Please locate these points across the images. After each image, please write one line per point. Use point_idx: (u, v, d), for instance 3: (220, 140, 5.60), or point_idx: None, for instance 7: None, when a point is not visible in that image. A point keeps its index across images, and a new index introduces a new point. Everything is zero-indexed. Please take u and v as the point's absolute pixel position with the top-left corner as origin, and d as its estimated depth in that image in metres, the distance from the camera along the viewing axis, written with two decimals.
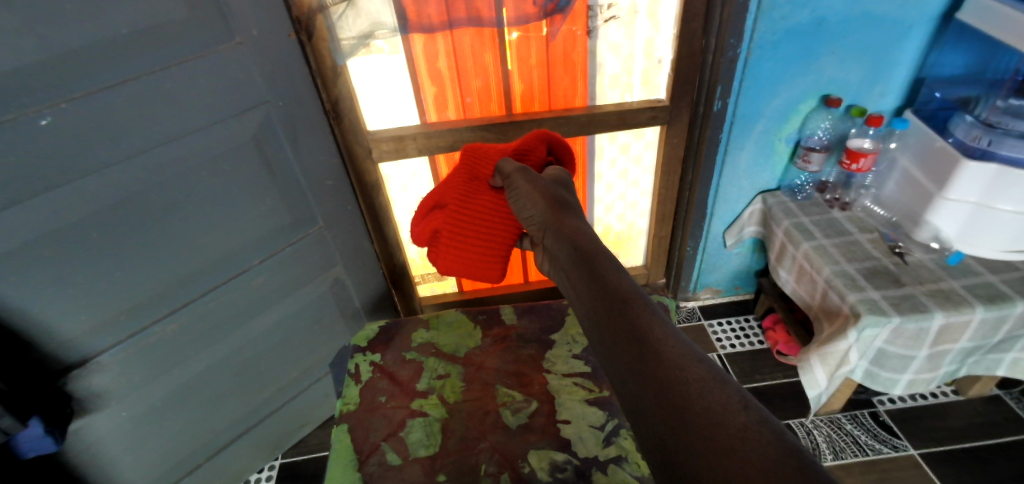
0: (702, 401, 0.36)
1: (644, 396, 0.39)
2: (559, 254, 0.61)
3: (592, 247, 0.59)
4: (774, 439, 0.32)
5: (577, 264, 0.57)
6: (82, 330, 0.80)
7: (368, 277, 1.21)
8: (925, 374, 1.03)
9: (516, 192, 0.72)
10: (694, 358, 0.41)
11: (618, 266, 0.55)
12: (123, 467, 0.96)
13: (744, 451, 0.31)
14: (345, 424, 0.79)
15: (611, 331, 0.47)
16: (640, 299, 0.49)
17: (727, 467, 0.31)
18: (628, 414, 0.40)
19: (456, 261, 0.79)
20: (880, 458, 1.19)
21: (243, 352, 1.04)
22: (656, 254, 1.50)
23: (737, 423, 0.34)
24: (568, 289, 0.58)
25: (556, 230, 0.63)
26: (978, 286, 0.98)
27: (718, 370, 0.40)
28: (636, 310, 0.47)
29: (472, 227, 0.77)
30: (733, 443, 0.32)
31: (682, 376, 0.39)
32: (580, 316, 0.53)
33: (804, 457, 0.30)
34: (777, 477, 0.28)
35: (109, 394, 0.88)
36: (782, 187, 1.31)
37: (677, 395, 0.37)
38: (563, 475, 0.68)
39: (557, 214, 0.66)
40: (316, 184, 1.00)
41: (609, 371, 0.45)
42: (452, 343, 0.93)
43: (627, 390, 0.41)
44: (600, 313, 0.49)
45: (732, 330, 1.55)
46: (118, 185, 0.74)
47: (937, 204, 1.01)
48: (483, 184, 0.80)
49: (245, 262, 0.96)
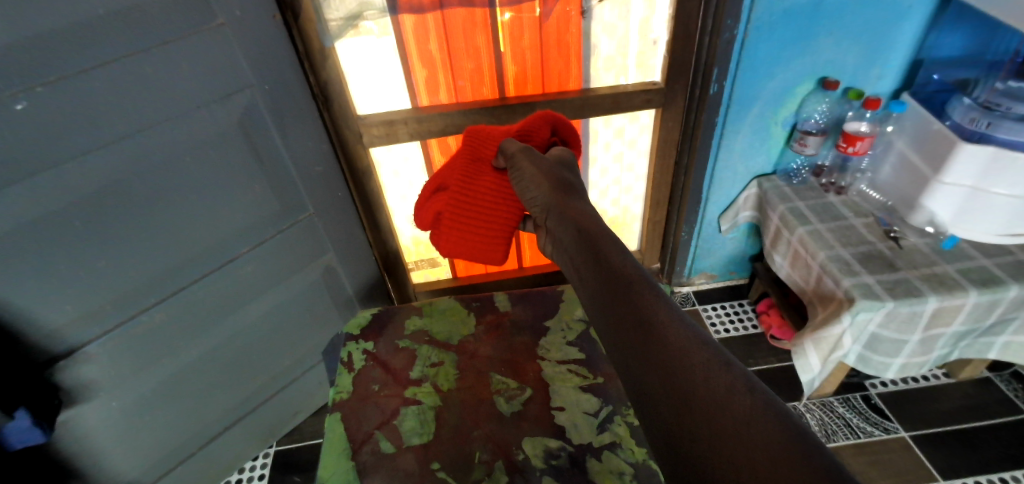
0: (707, 385, 0.36)
1: (649, 380, 0.38)
2: (563, 236, 0.60)
3: (596, 228, 0.58)
4: (780, 423, 0.31)
5: (581, 246, 0.56)
6: (67, 320, 0.78)
7: (360, 265, 1.20)
8: (917, 358, 1.04)
9: (521, 174, 0.70)
10: (698, 341, 0.40)
11: (622, 248, 0.54)
12: (114, 458, 0.96)
13: (749, 437, 0.31)
14: (338, 412, 0.78)
15: (616, 315, 0.46)
16: (644, 281, 0.48)
17: (731, 452, 0.30)
18: (632, 399, 0.40)
19: (458, 243, 0.77)
20: (871, 440, 1.21)
21: (233, 341, 1.03)
22: (650, 240, 1.49)
23: (742, 407, 0.33)
24: (573, 272, 0.57)
25: (559, 212, 0.62)
26: (970, 270, 0.98)
27: (722, 353, 0.39)
28: (640, 293, 0.47)
29: (472, 212, 0.76)
30: (737, 428, 0.32)
31: (687, 359, 0.38)
32: (585, 300, 0.52)
33: (810, 442, 0.30)
34: (782, 465, 0.28)
35: (97, 386, 0.87)
36: (778, 172, 1.31)
37: (682, 379, 0.37)
38: (557, 463, 0.68)
39: (561, 196, 0.64)
40: (305, 170, 0.98)
41: (613, 355, 0.44)
42: (446, 331, 0.92)
43: (632, 375, 0.40)
44: (605, 296, 0.49)
45: (726, 315, 1.55)
46: (98, 173, 0.72)
47: (932, 188, 1.00)
48: (485, 165, 0.77)
49: (235, 250, 0.94)
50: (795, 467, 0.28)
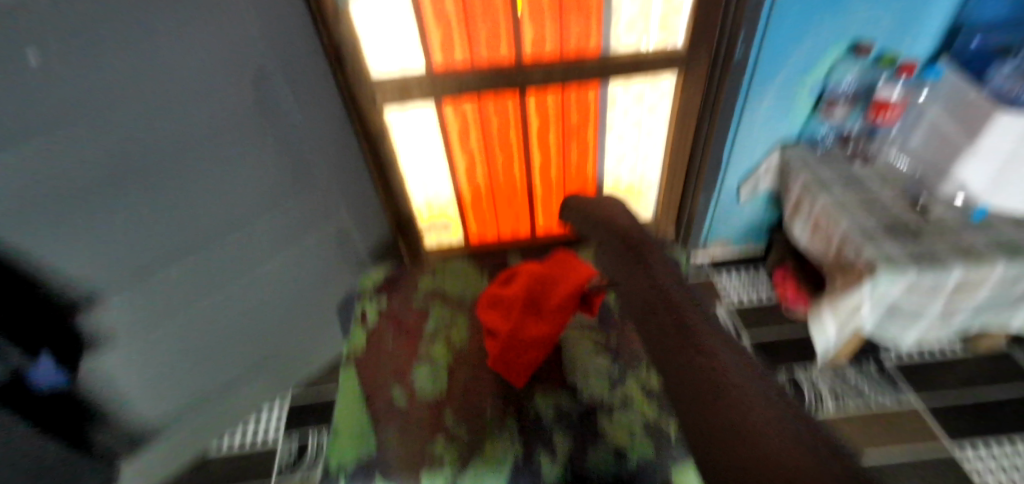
0: (748, 414, 0.44)
1: (693, 399, 0.47)
2: (611, 248, 0.70)
3: (644, 246, 0.68)
4: (810, 454, 0.39)
5: (629, 260, 0.66)
6: (88, 272, 0.79)
7: (373, 225, 1.20)
8: (936, 330, 1.04)
9: (576, 210, 0.82)
10: (740, 372, 0.49)
11: (671, 275, 0.64)
12: (136, 405, 0.99)
13: (780, 459, 0.39)
14: (351, 367, 0.81)
15: (661, 325, 0.56)
16: (687, 307, 0.58)
17: (760, 468, 0.39)
18: (670, 398, 0.50)
19: (524, 289, 0.79)
20: (884, 410, 1.21)
21: (249, 296, 1.05)
22: (665, 206, 1.47)
23: (774, 433, 0.42)
24: (620, 288, 0.66)
25: (610, 228, 0.73)
26: (998, 242, 0.95)
27: (761, 387, 0.48)
28: (686, 320, 0.56)
29: (548, 273, 0.82)
30: (768, 450, 0.40)
31: (728, 386, 0.47)
32: (631, 316, 0.61)
33: (830, 466, 0.38)
34: (807, 480, 0.37)
35: (120, 336, 0.89)
36: (801, 140, 1.26)
37: (722, 403, 0.46)
38: (570, 419, 0.70)
39: (613, 220, 0.74)
40: (312, 128, 0.97)
41: (655, 358, 0.54)
42: (458, 288, 0.93)
43: (674, 392, 0.50)
44: (651, 308, 0.58)
45: (739, 284, 1.54)
46: (116, 125, 0.71)
47: (963, 159, 0.97)
48: (555, 275, 0.81)
49: (249, 207, 0.95)
50: (817, 481, 0.36)
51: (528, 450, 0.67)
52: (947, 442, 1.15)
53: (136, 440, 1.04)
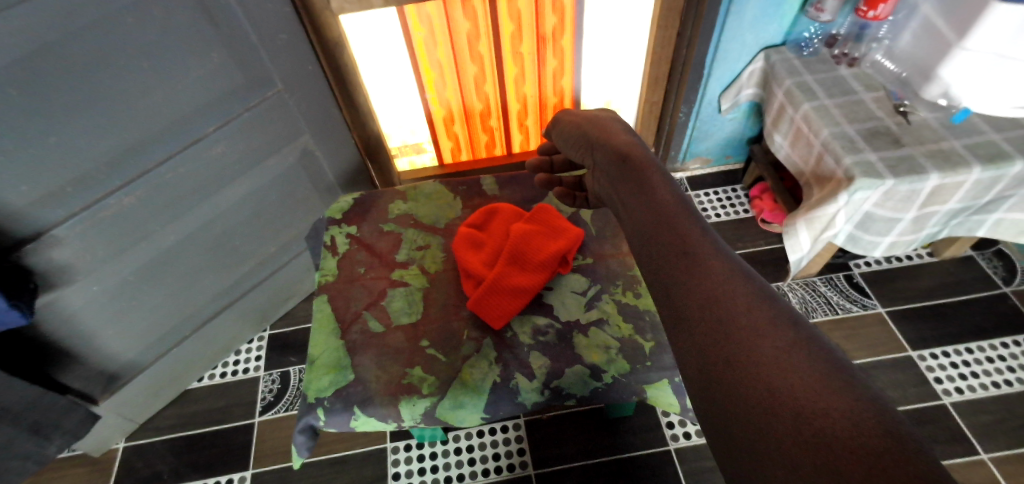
0: (750, 314, 0.41)
1: (689, 307, 0.43)
2: (606, 166, 0.64)
3: (640, 158, 0.62)
4: (820, 354, 0.37)
5: (624, 177, 0.60)
6: (26, 201, 0.73)
7: (339, 149, 1.12)
8: (908, 236, 1.05)
9: (565, 128, 0.76)
10: (742, 275, 0.45)
11: (666, 177, 0.58)
12: (108, 339, 0.97)
13: (790, 364, 0.36)
14: (325, 294, 0.79)
15: (656, 243, 0.50)
16: (685, 211, 0.52)
17: (770, 377, 0.36)
18: (667, 321, 0.45)
19: (517, 240, 0.75)
20: (848, 316, 1.29)
21: (214, 226, 1.00)
22: (645, 123, 1.39)
23: (786, 337, 0.38)
24: (615, 205, 0.61)
25: (603, 144, 0.66)
26: (979, 145, 0.93)
27: (764, 287, 0.44)
28: (683, 224, 0.51)
29: (536, 227, 0.78)
30: (778, 355, 0.37)
31: (730, 289, 0.43)
32: (626, 228, 0.56)
33: (845, 370, 0.35)
34: (820, 385, 0.34)
35: (78, 271, 0.84)
36: (788, 43, 1.19)
37: (725, 308, 0.42)
38: (545, 338, 0.72)
39: (606, 133, 0.69)
40: (267, 38, 0.85)
41: (651, 280, 0.49)
42: (431, 214, 0.90)
43: (670, 300, 0.45)
44: (646, 226, 0.52)
45: (718, 201, 1.54)
46: (25, 33, 0.62)
47: (952, 55, 0.93)
48: (546, 228, 0.79)
49: (199, 129, 0.86)
50: (833, 388, 0.34)
51: (504, 371, 0.69)
52: (909, 350, 1.22)
53: (112, 376, 1.04)
